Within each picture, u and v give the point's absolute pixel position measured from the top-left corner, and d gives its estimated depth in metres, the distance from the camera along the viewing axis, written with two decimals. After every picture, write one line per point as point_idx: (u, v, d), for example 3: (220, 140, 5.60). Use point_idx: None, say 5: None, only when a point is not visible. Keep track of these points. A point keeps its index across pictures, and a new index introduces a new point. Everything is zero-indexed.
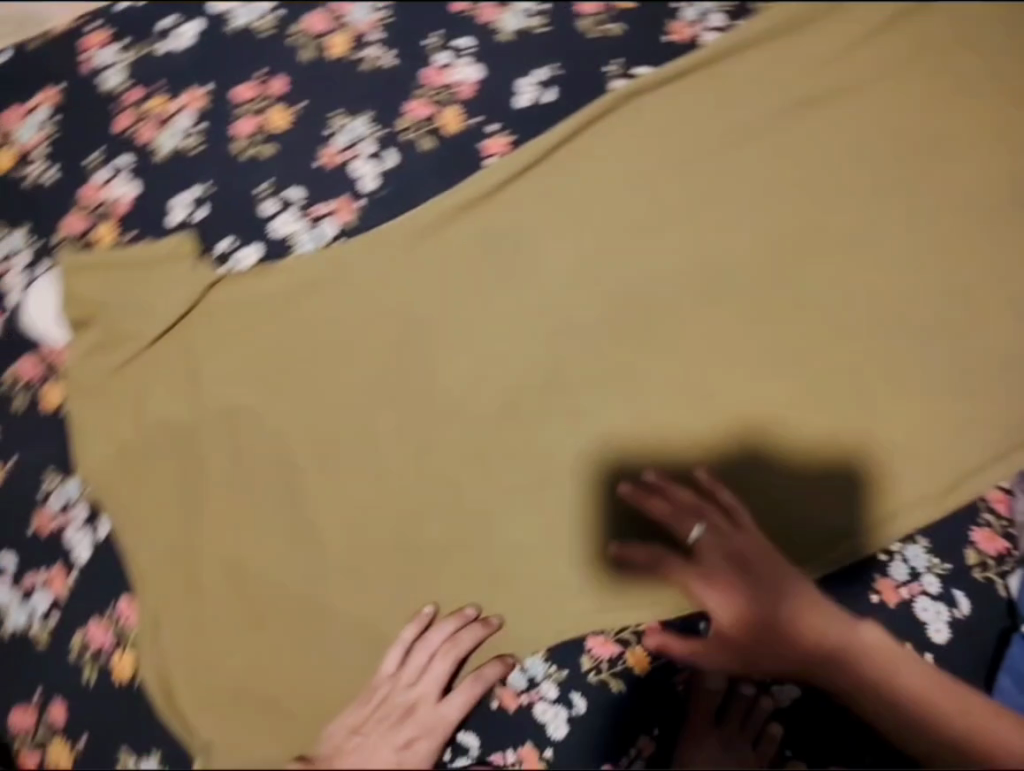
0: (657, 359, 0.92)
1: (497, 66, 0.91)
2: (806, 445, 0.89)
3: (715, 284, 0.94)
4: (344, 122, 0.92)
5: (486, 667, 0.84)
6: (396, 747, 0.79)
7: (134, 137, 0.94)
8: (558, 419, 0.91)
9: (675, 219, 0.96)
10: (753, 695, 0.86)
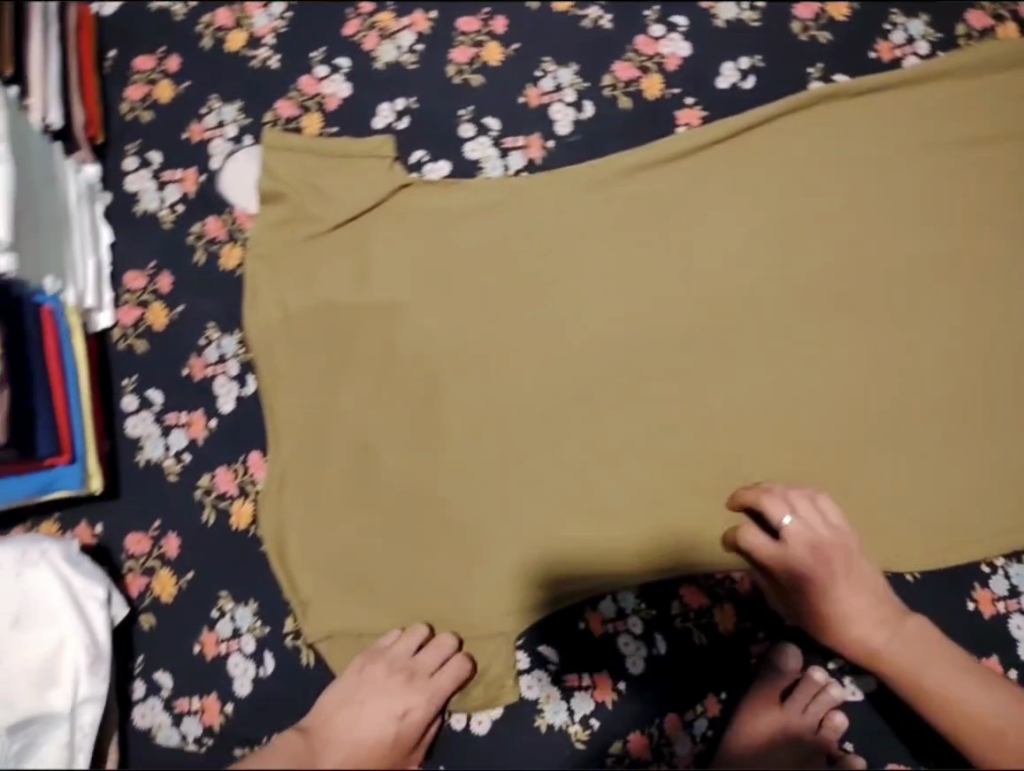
0: (815, 342, 0.91)
1: (705, 48, 0.97)
2: (947, 466, 0.87)
3: (892, 281, 0.91)
4: (553, 69, 0.98)
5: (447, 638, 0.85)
6: (397, 713, 0.81)
7: (360, 43, 1.01)
8: (702, 380, 0.90)
9: (868, 207, 0.93)
10: (823, 682, 0.88)
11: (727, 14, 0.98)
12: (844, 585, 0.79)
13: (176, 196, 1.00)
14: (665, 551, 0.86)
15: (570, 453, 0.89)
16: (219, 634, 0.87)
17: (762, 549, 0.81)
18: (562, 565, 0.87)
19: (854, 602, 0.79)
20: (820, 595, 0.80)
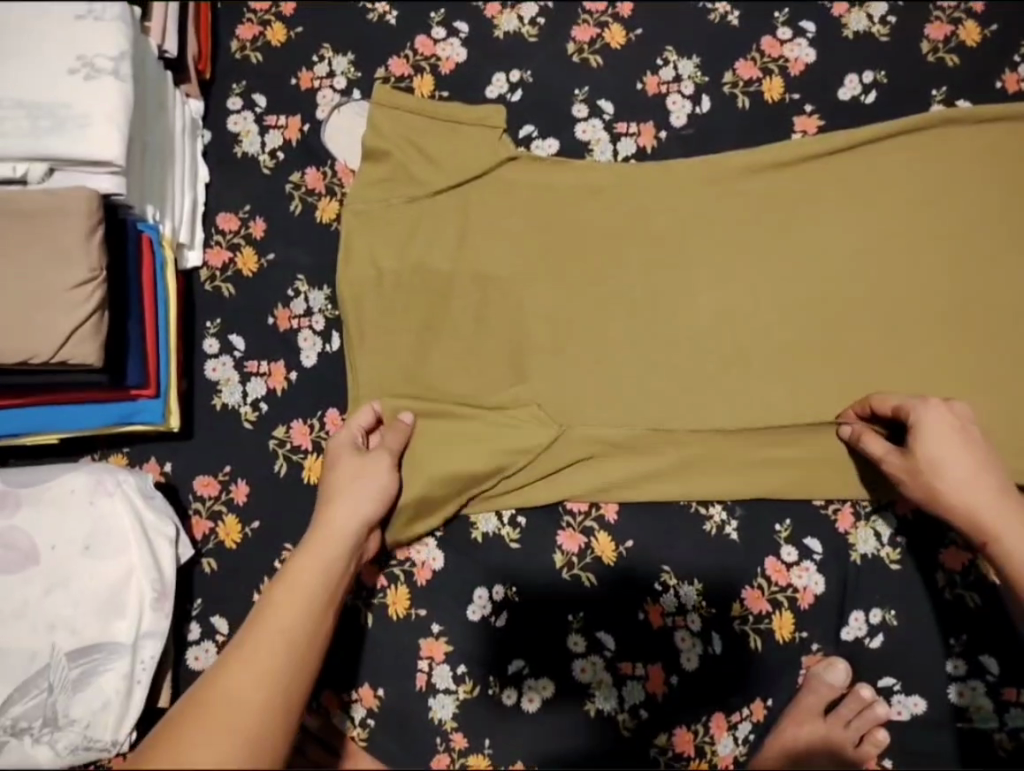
0: (917, 365, 0.87)
1: (830, 57, 0.96)
2: None
3: (1006, 311, 0.88)
4: (674, 59, 0.97)
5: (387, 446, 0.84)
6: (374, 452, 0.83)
7: (482, 9, 1.00)
8: (800, 388, 0.87)
9: (987, 234, 0.89)
10: (870, 698, 0.83)
11: (856, 26, 0.97)
12: (973, 475, 0.76)
13: (277, 143, 0.99)
14: (737, 557, 0.85)
15: (655, 445, 0.85)
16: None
17: (881, 454, 0.80)
18: (631, 557, 0.85)
19: (979, 491, 0.75)
20: (928, 457, 0.77)
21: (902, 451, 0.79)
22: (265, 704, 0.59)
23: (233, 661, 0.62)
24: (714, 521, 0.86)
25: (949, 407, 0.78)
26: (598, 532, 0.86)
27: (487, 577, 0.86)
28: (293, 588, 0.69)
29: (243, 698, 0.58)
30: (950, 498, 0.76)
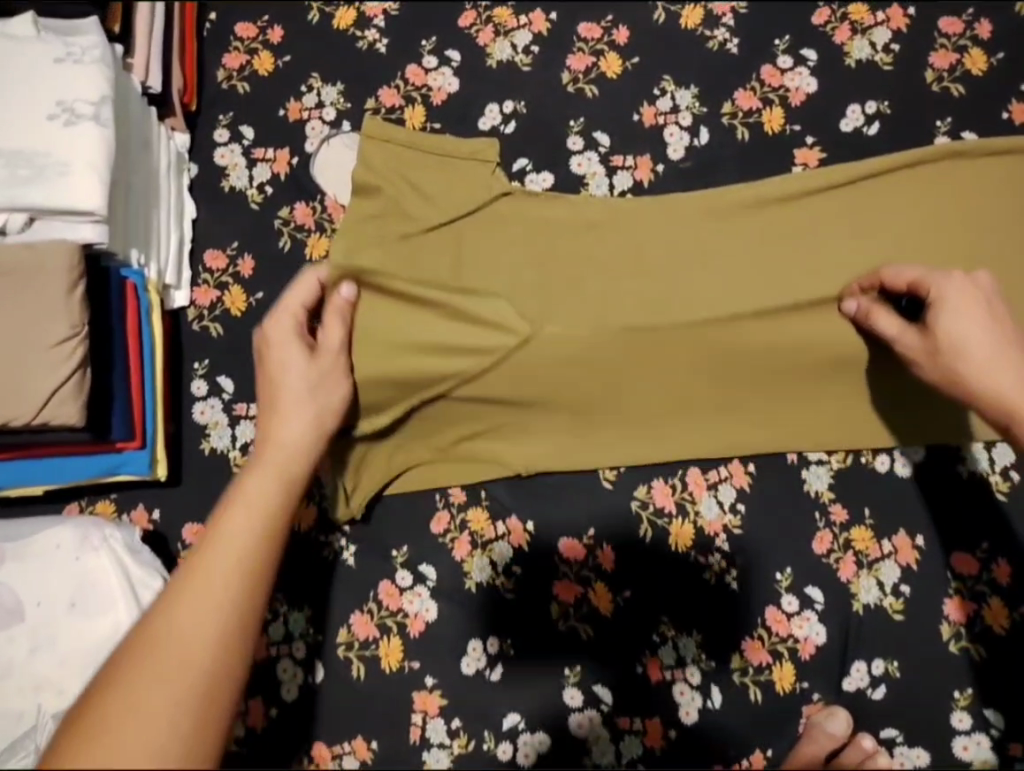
0: None
1: (832, 86, 0.93)
2: None
3: None
4: (672, 89, 0.94)
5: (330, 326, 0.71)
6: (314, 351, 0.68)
7: (474, 37, 0.97)
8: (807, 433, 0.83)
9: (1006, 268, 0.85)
10: (873, 749, 0.80)
11: (859, 54, 0.94)
12: (998, 349, 0.67)
13: (265, 176, 0.96)
14: (737, 607, 0.83)
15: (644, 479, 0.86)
16: (270, 638, 0.85)
17: (896, 332, 0.73)
18: (629, 607, 0.83)
19: (999, 368, 0.66)
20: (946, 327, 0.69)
21: (920, 330, 0.71)
22: (225, 636, 0.46)
23: (181, 586, 0.47)
24: (714, 571, 0.84)
25: (973, 280, 0.70)
26: (595, 581, 0.84)
27: (481, 628, 0.84)
28: (237, 503, 0.53)
29: (193, 633, 0.45)
30: (964, 372, 0.67)
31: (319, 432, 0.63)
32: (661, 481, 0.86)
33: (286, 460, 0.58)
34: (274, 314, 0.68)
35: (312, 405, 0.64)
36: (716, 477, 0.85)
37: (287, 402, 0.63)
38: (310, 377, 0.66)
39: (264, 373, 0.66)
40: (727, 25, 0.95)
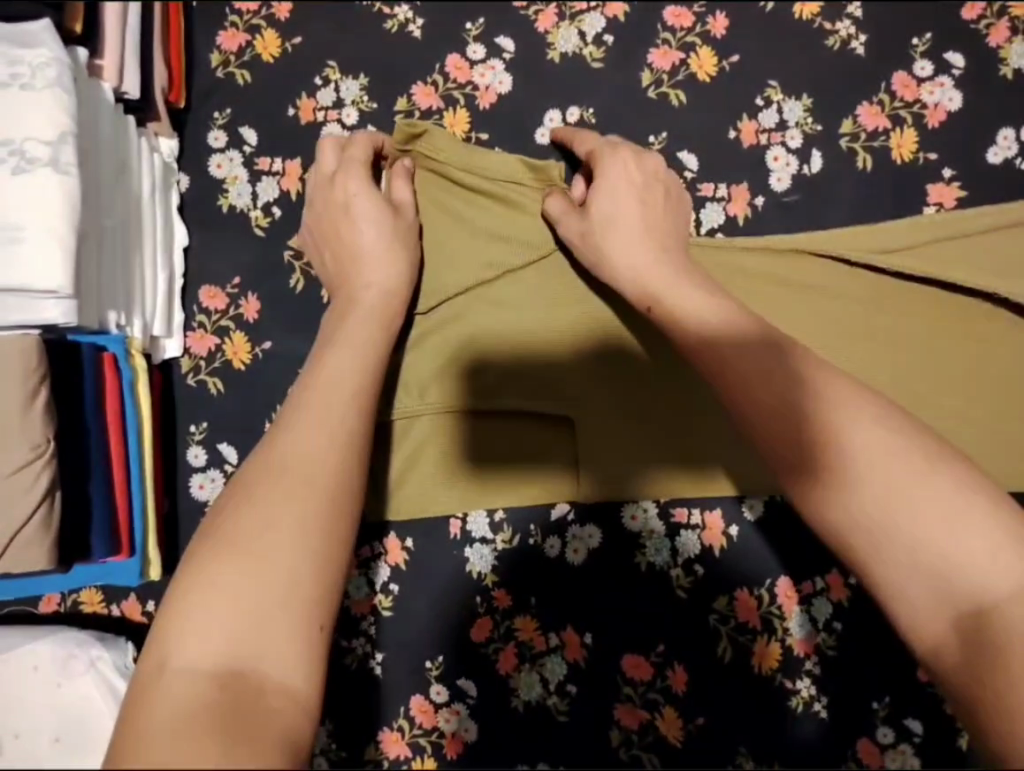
0: None
1: (982, 103, 0.75)
2: None
3: None
4: (780, 98, 0.76)
5: (397, 183, 0.71)
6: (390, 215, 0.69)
7: (532, 20, 0.78)
8: None
9: None
10: None
11: (1018, 61, 0.75)
12: (623, 215, 0.67)
13: (271, 193, 0.78)
14: (824, 739, 0.73)
15: (729, 575, 0.73)
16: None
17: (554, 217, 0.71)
18: (702, 736, 0.73)
19: (637, 244, 0.65)
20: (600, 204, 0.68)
21: (579, 213, 0.69)
22: (335, 466, 0.52)
23: (299, 421, 0.54)
24: (801, 698, 0.73)
25: (638, 162, 0.69)
26: (664, 705, 0.73)
27: (529, 750, 0.74)
28: (332, 356, 0.60)
29: (307, 459, 0.51)
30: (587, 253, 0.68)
31: (404, 270, 0.68)
32: (745, 593, 0.73)
33: (372, 304, 0.65)
34: (342, 171, 0.70)
35: (397, 257, 0.68)
36: (810, 591, 0.73)
37: (372, 254, 0.67)
38: (391, 228, 0.69)
39: (343, 231, 0.69)
40: (853, 15, 0.76)
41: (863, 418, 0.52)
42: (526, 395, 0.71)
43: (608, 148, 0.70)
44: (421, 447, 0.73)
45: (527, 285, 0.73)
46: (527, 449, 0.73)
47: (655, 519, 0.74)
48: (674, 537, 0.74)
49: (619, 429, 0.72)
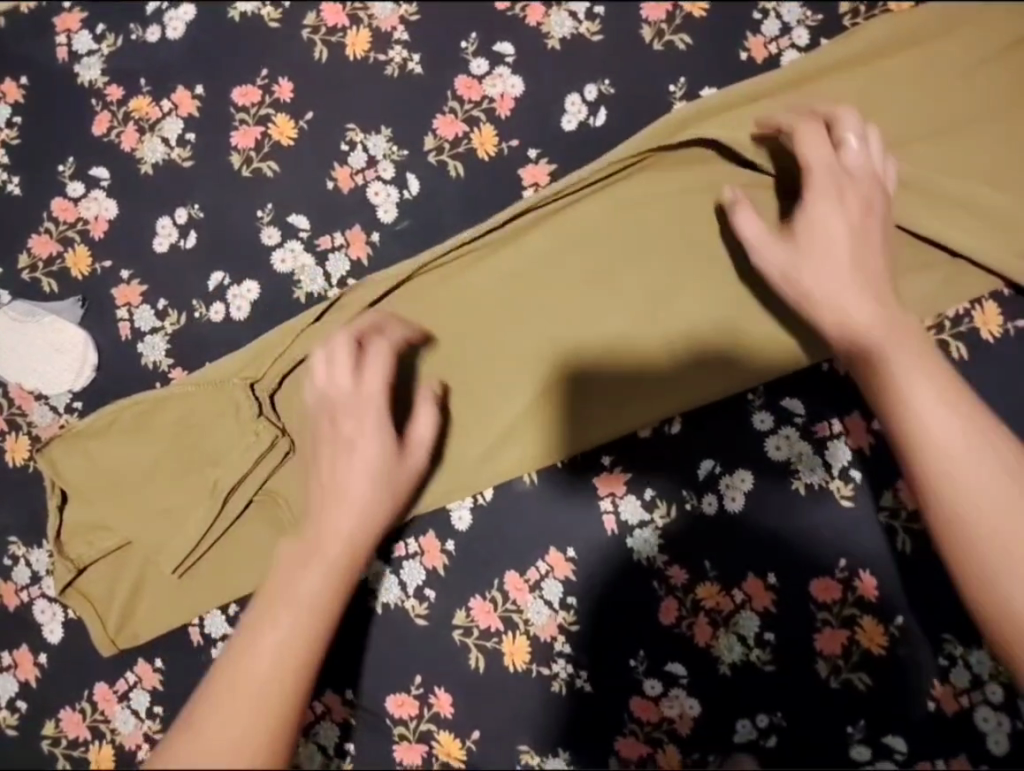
0: (718, 427, 0.77)
1: (541, 80, 0.78)
2: (877, 552, 0.75)
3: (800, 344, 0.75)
4: (361, 139, 0.79)
5: (421, 413, 0.70)
6: (372, 438, 0.64)
7: (117, 143, 0.80)
8: (600, 485, 0.77)
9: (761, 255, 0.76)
10: None
11: (560, 31, 0.79)
12: (842, 251, 0.67)
13: None
14: (597, 709, 0.76)
15: (457, 587, 0.77)
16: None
17: (747, 223, 0.70)
18: (488, 745, 0.77)
19: (851, 296, 0.65)
20: (820, 211, 0.67)
21: (778, 241, 0.69)
22: (276, 671, 0.53)
23: (268, 611, 0.55)
24: (562, 678, 0.76)
25: (854, 173, 0.68)
26: (438, 732, 0.77)
27: None
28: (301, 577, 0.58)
29: (263, 675, 0.52)
30: (862, 351, 0.64)
31: (380, 518, 0.64)
32: (479, 598, 0.77)
33: (344, 545, 0.60)
34: (340, 403, 0.65)
35: (382, 500, 0.64)
36: (536, 576, 0.76)
37: (358, 438, 0.64)
38: (378, 473, 0.64)
39: (327, 469, 0.64)
40: (401, 40, 0.80)
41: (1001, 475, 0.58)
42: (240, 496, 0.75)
43: (865, 174, 0.68)
44: (138, 589, 0.76)
45: (181, 408, 0.76)
46: (258, 538, 0.76)
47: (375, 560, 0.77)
48: (399, 570, 0.77)
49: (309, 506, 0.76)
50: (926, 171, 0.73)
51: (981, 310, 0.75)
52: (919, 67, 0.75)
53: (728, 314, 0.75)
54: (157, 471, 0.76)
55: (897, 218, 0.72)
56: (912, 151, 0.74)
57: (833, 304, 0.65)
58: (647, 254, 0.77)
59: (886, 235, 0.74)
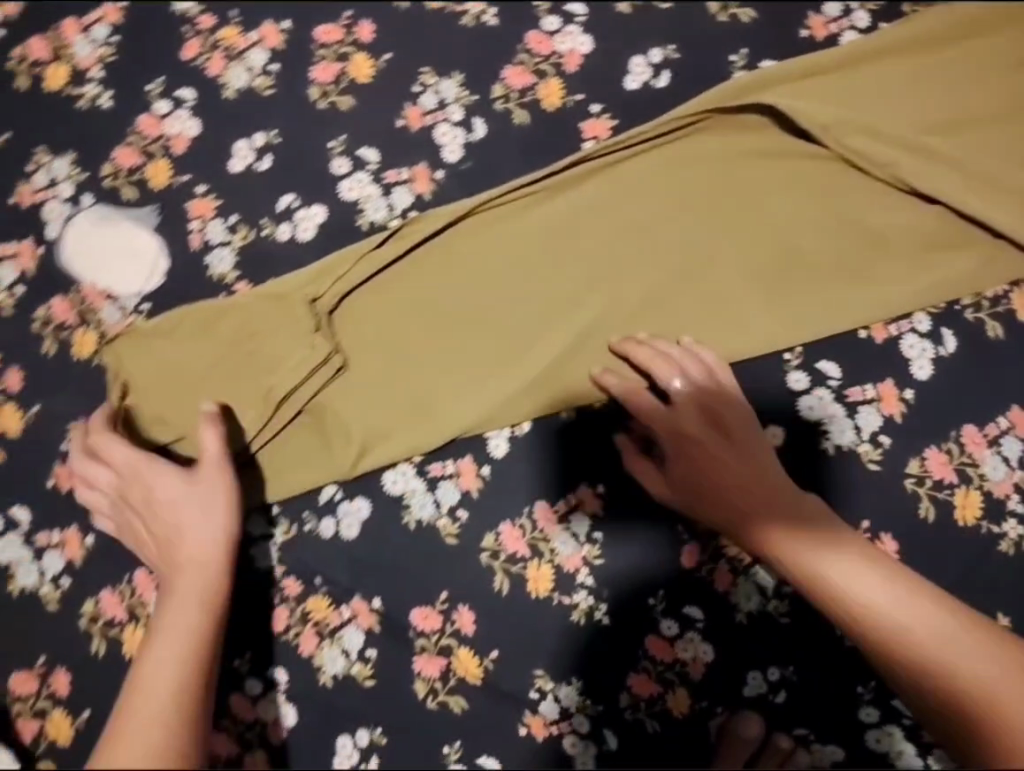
0: (753, 381, 0.80)
1: (609, 41, 0.83)
2: (896, 513, 0.77)
3: (838, 307, 0.78)
4: (434, 81, 0.83)
5: (204, 434, 0.74)
6: (184, 484, 0.72)
7: (204, 68, 0.85)
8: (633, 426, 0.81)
9: (806, 221, 0.80)
10: (789, 748, 0.78)
11: None
12: (716, 442, 0.75)
13: (12, 275, 0.86)
14: (613, 642, 0.79)
15: (488, 510, 0.81)
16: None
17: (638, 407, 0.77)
18: (504, 668, 0.79)
19: (688, 415, 0.76)
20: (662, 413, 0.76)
21: (665, 410, 0.76)
22: (183, 675, 0.61)
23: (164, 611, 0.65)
24: (582, 610, 0.79)
25: (708, 375, 0.76)
26: (457, 649, 0.79)
27: (350, 720, 0.79)
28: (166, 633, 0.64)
29: (164, 684, 0.60)
30: (706, 412, 0.75)
31: (222, 544, 0.69)
32: (509, 524, 0.80)
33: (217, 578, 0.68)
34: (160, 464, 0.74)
35: (201, 525, 0.70)
36: (565, 508, 0.80)
37: (182, 490, 0.72)
38: (201, 506, 0.71)
39: (156, 516, 0.72)
40: None
41: (906, 592, 0.68)
42: (292, 401, 0.80)
43: (699, 398, 0.76)
44: None
45: (242, 317, 0.81)
46: (305, 446, 0.81)
47: (414, 479, 0.81)
48: (434, 490, 0.81)
49: (356, 418, 0.80)
50: (972, 155, 0.77)
51: (1018, 293, 0.80)
52: (972, 56, 0.79)
53: (769, 274, 0.79)
54: (214, 374, 0.80)
55: (937, 194, 0.77)
56: (959, 134, 0.77)
57: (700, 439, 0.75)
58: (698, 210, 0.80)
59: (924, 213, 0.79)
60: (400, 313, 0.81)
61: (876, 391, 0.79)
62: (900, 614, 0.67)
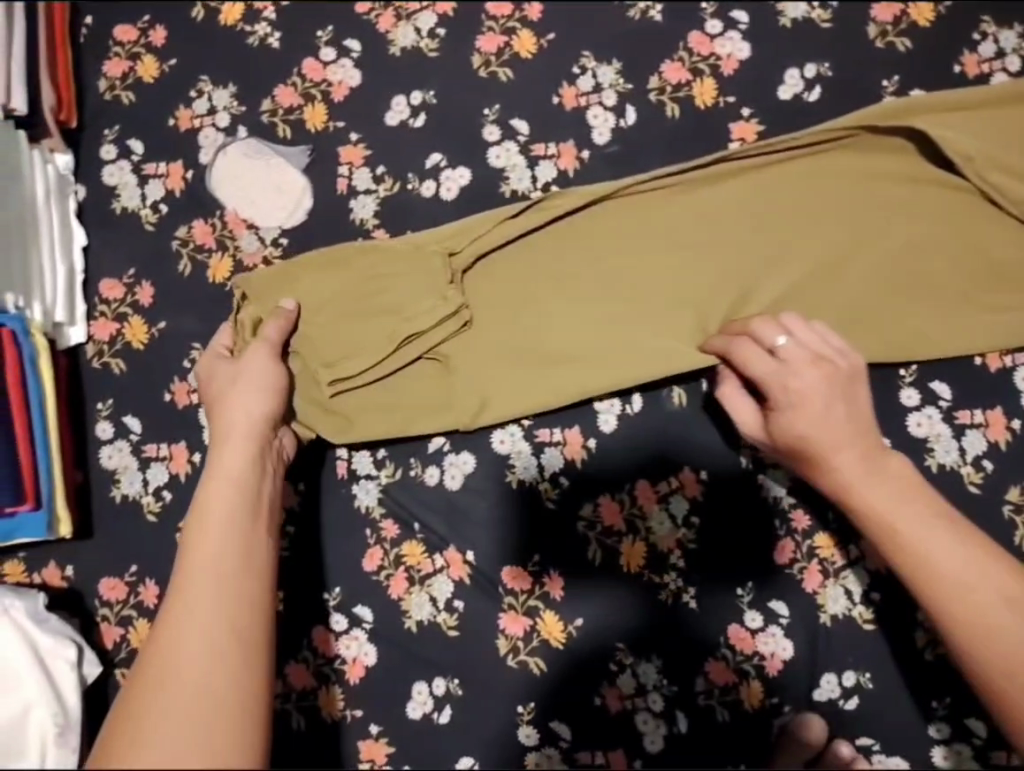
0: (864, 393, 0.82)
1: (766, 50, 0.86)
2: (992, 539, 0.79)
3: (960, 332, 0.80)
4: (593, 66, 0.87)
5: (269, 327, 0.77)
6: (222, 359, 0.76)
7: (374, 23, 0.89)
8: None
9: (937, 246, 0.82)
10: (851, 757, 0.79)
11: (794, 13, 0.87)
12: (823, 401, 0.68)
13: (158, 193, 0.89)
14: (695, 627, 0.80)
15: (591, 481, 0.82)
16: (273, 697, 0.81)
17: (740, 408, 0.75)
18: (587, 636, 0.81)
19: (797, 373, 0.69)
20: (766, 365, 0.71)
21: (772, 365, 0.71)
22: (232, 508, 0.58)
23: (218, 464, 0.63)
24: (670, 590, 0.81)
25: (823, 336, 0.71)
26: (543, 611, 0.81)
27: (429, 666, 0.81)
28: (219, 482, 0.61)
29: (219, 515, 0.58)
30: (817, 372, 0.69)
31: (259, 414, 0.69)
32: (608, 498, 0.82)
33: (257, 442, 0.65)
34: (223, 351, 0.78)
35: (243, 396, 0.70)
36: (666, 489, 0.82)
37: (238, 369, 0.73)
38: (242, 379, 0.72)
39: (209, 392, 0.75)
40: None
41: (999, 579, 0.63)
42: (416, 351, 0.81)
43: (811, 352, 0.70)
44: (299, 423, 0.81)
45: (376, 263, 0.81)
46: (422, 397, 0.82)
47: (521, 440, 0.83)
48: (540, 454, 0.83)
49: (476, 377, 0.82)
50: None
51: None
52: None
53: (895, 292, 0.81)
54: (341, 312, 0.81)
55: None
56: None
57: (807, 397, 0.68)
58: (833, 222, 0.83)
59: None
60: (532, 281, 0.83)
61: (984, 418, 0.81)
62: (995, 610, 0.62)
